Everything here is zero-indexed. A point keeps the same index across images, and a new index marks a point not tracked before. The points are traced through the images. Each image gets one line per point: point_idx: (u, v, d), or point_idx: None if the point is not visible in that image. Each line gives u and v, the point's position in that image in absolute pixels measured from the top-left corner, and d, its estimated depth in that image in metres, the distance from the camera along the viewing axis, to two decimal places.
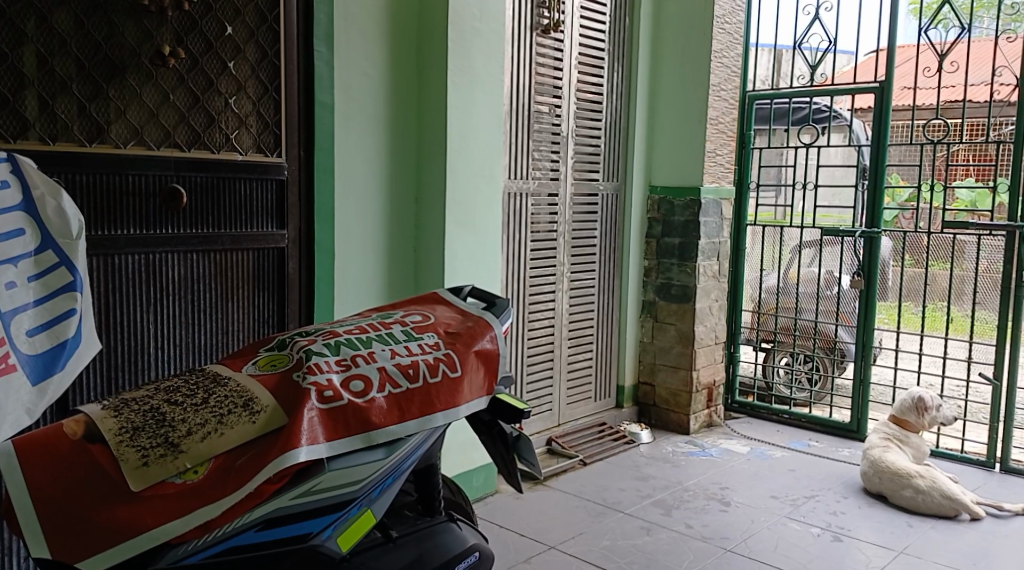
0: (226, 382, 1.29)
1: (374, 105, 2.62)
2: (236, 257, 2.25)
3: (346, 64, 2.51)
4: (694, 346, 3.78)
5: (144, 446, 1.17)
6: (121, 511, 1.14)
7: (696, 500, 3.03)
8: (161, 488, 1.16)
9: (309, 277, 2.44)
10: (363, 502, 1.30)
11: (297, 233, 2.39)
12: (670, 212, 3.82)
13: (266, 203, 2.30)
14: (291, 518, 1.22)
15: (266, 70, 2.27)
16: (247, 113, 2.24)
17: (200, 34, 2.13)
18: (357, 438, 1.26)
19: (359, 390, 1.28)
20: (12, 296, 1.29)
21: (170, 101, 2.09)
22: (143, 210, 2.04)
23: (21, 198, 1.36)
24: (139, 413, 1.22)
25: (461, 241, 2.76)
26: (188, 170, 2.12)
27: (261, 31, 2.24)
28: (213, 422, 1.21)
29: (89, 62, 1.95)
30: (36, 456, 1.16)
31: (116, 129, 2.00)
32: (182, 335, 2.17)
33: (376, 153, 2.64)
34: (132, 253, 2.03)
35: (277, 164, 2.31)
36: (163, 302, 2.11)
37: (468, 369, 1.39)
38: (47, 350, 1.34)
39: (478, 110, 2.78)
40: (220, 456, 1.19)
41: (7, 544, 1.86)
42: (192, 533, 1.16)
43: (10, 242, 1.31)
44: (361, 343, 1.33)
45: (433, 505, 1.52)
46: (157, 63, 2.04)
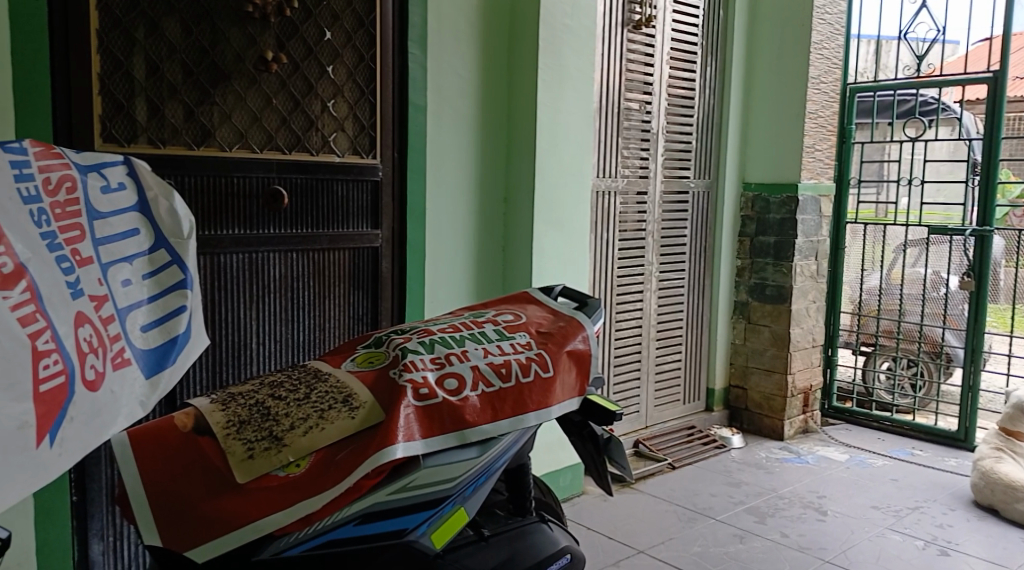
0: (327, 377, 1.32)
1: (467, 104, 2.63)
2: (333, 256, 2.32)
3: (438, 66, 2.52)
4: (790, 348, 3.67)
5: (250, 439, 1.20)
6: (227, 502, 1.17)
7: (792, 508, 2.94)
8: (265, 480, 1.19)
9: (401, 277, 2.48)
10: (457, 500, 1.30)
11: (390, 232, 2.44)
12: (765, 210, 3.71)
13: (361, 204, 2.36)
14: (387, 513, 1.23)
15: (362, 73, 2.33)
16: (344, 117, 2.31)
17: (301, 39, 2.20)
18: (451, 436, 1.26)
19: (453, 388, 1.28)
20: (127, 294, 1.14)
21: (272, 105, 2.16)
22: (247, 210, 2.11)
23: (135, 199, 1.22)
24: (245, 406, 1.25)
25: (549, 240, 2.75)
26: (289, 172, 2.19)
27: (358, 35, 2.31)
28: (314, 417, 1.24)
29: (197, 67, 2.03)
30: (149, 447, 1.21)
31: (222, 133, 2.08)
32: (281, 332, 2.24)
33: (467, 152, 2.65)
34: (237, 252, 2.11)
35: (372, 166, 2.37)
36: (263, 299, 2.18)
37: (560, 369, 1.38)
38: (159, 346, 1.19)
39: (568, 107, 2.76)
40: (321, 450, 1.22)
41: (119, 529, 1.96)
42: (294, 525, 1.19)
43: (124, 240, 1.17)
44: (455, 342, 1.34)
45: (524, 505, 1.51)
46: (260, 68, 2.11)
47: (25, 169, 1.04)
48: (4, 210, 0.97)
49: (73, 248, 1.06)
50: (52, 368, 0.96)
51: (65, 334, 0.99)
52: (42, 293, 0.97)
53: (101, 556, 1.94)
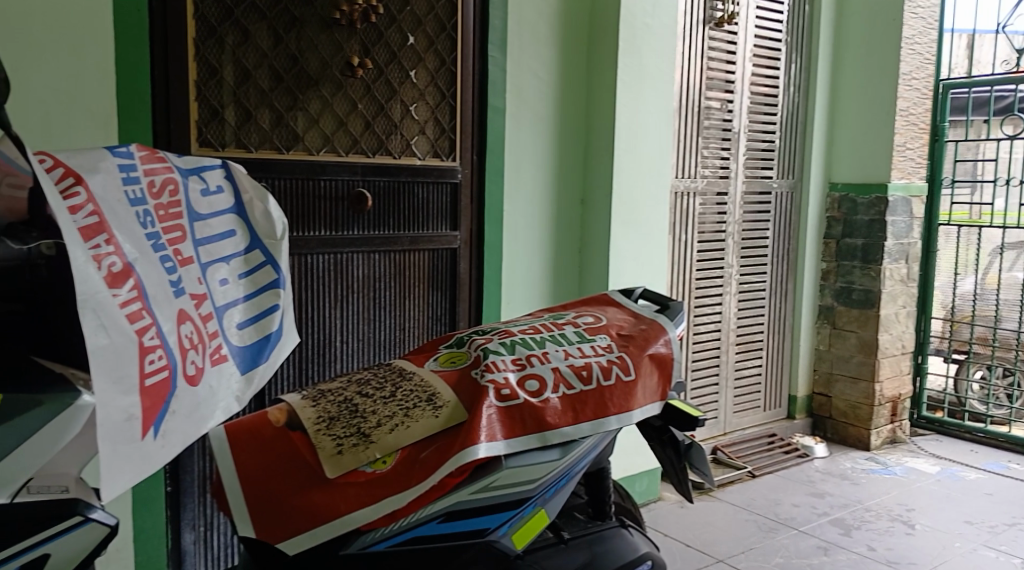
0: (411, 376, 1.34)
1: (547, 106, 2.63)
2: (413, 257, 2.38)
3: (520, 68, 2.53)
4: (878, 355, 3.55)
5: (339, 435, 1.23)
6: (318, 496, 1.21)
7: (879, 520, 2.85)
8: (353, 476, 1.21)
9: (478, 277, 2.52)
10: (539, 501, 1.30)
11: (467, 233, 2.48)
12: (852, 211, 3.61)
13: (440, 206, 2.42)
14: (469, 512, 1.24)
15: (443, 77, 2.38)
16: (425, 119, 2.36)
17: (385, 45, 2.26)
18: (532, 437, 1.26)
19: (534, 390, 1.28)
20: (224, 292, 1.18)
21: (357, 110, 2.23)
22: (333, 212, 2.18)
23: (232, 201, 1.26)
24: (334, 403, 1.29)
25: (627, 241, 2.73)
26: (372, 174, 2.26)
27: (440, 39, 2.36)
28: (400, 415, 1.26)
29: (286, 74, 2.10)
30: (245, 441, 1.26)
31: (310, 137, 2.15)
32: (363, 330, 2.30)
33: (546, 153, 2.65)
34: (322, 253, 2.17)
35: (451, 168, 2.42)
36: (348, 298, 2.25)
37: (642, 372, 1.36)
38: (254, 343, 1.23)
39: (649, 107, 2.74)
40: (406, 448, 1.24)
41: (209, 520, 2.04)
42: (380, 521, 1.21)
43: (221, 241, 1.21)
44: (536, 343, 1.34)
45: (604, 509, 1.50)
46: (347, 74, 2.18)
47: (132, 173, 1.08)
48: (114, 212, 1.01)
49: (174, 248, 1.10)
50: (157, 362, 1.00)
51: (168, 330, 1.03)
52: (147, 292, 1.01)
53: (193, 545, 2.02)
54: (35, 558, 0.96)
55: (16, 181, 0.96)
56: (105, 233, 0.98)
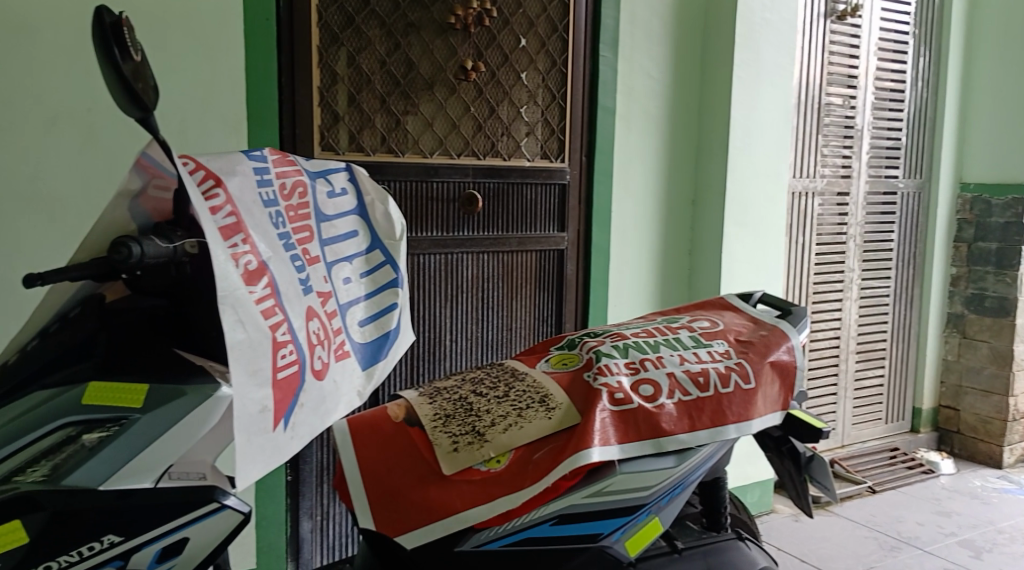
0: (524, 376, 1.34)
1: (658, 106, 2.58)
2: (521, 258, 2.40)
3: (632, 67, 2.50)
4: (1013, 367, 3.33)
5: (455, 433, 1.25)
6: (434, 492, 1.22)
7: (1014, 544, 2.67)
8: (468, 474, 1.22)
9: (586, 279, 2.51)
10: (653, 509, 1.28)
11: (576, 235, 2.48)
12: (986, 213, 3.39)
13: (549, 208, 2.43)
14: (582, 516, 1.23)
15: (555, 78, 2.40)
16: (535, 121, 2.39)
17: (498, 48, 2.30)
18: (647, 443, 1.23)
19: (649, 395, 1.26)
20: (346, 291, 1.22)
21: (469, 112, 2.27)
22: (444, 213, 2.24)
23: (355, 203, 1.29)
24: (450, 401, 1.31)
25: (741, 242, 2.66)
26: (483, 177, 2.30)
27: (552, 40, 2.38)
28: (513, 415, 1.26)
29: (402, 78, 2.16)
30: (365, 436, 1.29)
31: (425, 140, 2.21)
32: (472, 330, 2.35)
33: (657, 152, 2.59)
34: (434, 253, 2.23)
35: (560, 169, 2.43)
36: (458, 298, 2.30)
37: (762, 381, 1.32)
38: (374, 340, 1.26)
39: (766, 105, 2.65)
40: (519, 448, 1.23)
41: (324, 509, 2.11)
42: (494, 520, 1.20)
43: (345, 241, 1.24)
44: (650, 347, 1.32)
45: (719, 521, 1.45)
46: (460, 78, 2.23)
47: (265, 175, 1.13)
48: (249, 212, 1.06)
49: (303, 247, 1.15)
50: (288, 357, 1.04)
51: (298, 326, 1.07)
52: (280, 289, 1.05)
53: (309, 533, 2.09)
54: (176, 542, 1.01)
55: (162, 183, 1.00)
56: (242, 233, 1.02)
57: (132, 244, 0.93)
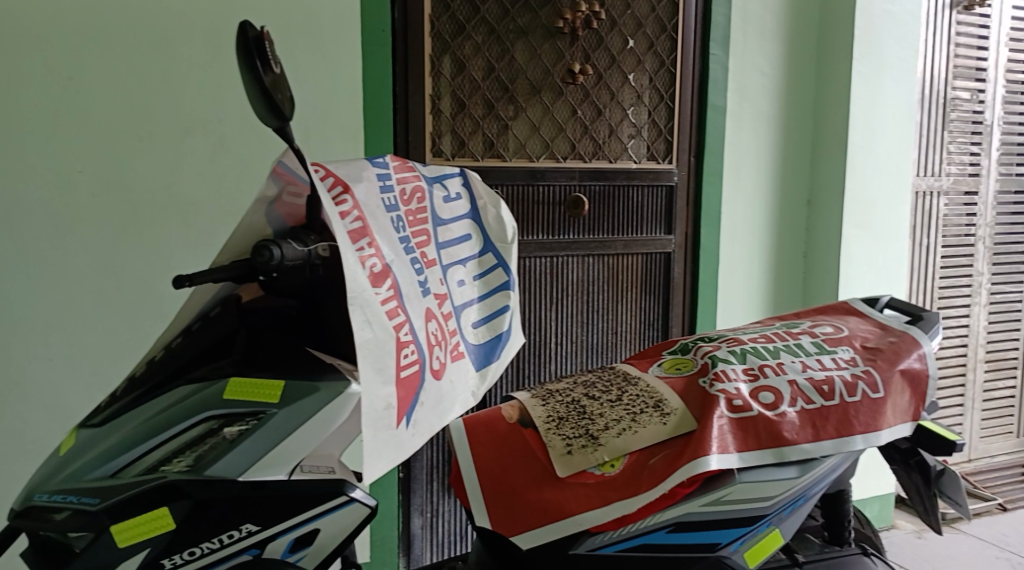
0: (637, 381, 1.32)
1: (772, 104, 2.50)
2: (627, 261, 2.39)
3: (744, 65, 2.43)
4: None
5: (568, 435, 1.25)
6: (549, 494, 1.22)
7: None
8: (582, 477, 1.21)
9: (694, 283, 2.47)
10: (773, 520, 1.24)
11: (683, 237, 2.45)
12: None
13: (656, 209, 2.41)
14: (700, 525, 1.20)
15: (663, 79, 2.37)
16: (642, 123, 2.37)
17: (605, 50, 2.30)
18: (767, 452, 1.20)
19: (769, 402, 1.22)
20: (461, 293, 1.24)
21: (576, 115, 2.28)
22: (551, 216, 2.25)
23: (469, 207, 1.31)
24: (563, 403, 1.31)
25: (860, 244, 2.55)
26: (590, 179, 2.30)
27: (661, 40, 2.36)
28: (627, 419, 1.25)
29: (510, 84, 2.18)
30: (480, 435, 1.30)
31: (532, 144, 2.23)
32: (577, 333, 2.35)
33: (770, 152, 2.52)
34: (540, 256, 2.25)
35: (668, 170, 2.40)
36: (563, 300, 2.31)
37: (892, 390, 1.26)
38: (488, 342, 1.27)
39: (888, 101, 2.52)
40: (634, 453, 1.22)
41: (433, 507, 2.15)
42: (610, 524, 1.20)
43: (460, 244, 1.26)
44: (769, 353, 1.28)
45: (842, 535, 1.41)
46: (567, 81, 2.23)
47: (388, 181, 1.16)
48: (373, 216, 1.10)
49: (421, 251, 1.17)
50: (410, 357, 1.07)
51: (418, 327, 1.10)
52: (402, 291, 1.08)
53: (420, 529, 2.14)
54: (308, 532, 1.05)
55: (296, 190, 1.06)
56: (368, 237, 1.06)
57: (273, 248, 0.98)
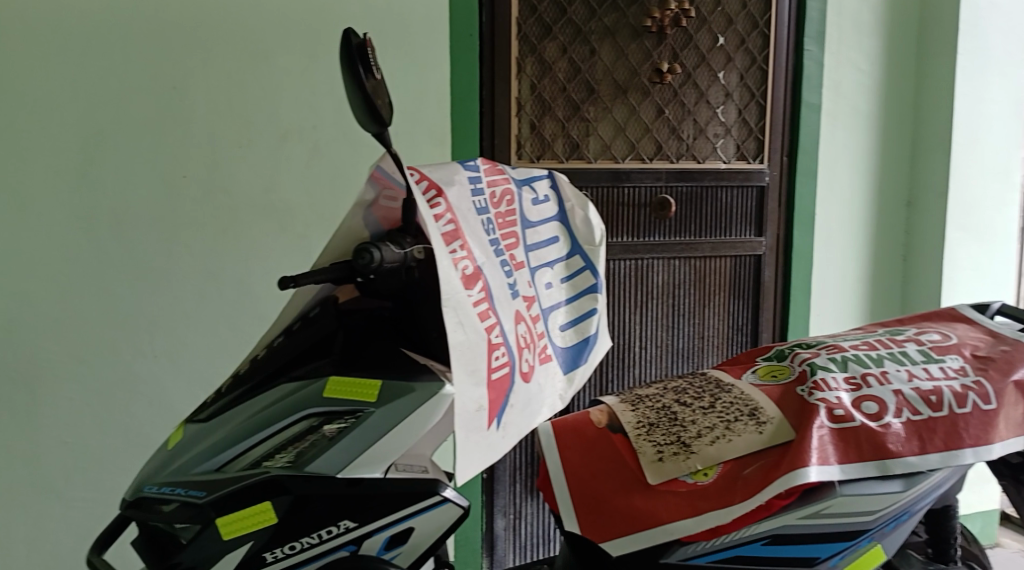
0: (730, 388, 1.29)
1: (869, 101, 2.41)
2: (715, 264, 2.34)
3: (839, 61, 2.36)
4: None
5: (659, 442, 1.23)
6: (640, 501, 1.20)
7: None
8: (674, 485, 1.19)
9: (785, 287, 2.41)
10: (876, 535, 1.19)
11: (774, 239, 2.39)
12: None
13: (746, 211, 2.36)
14: (798, 538, 1.16)
15: (754, 76, 2.32)
16: (732, 122, 2.32)
17: (695, 48, 2.26)
18: (870, 465, 1.15)
19: (873, 412, 1.18)
20: (549, 295, 1.23)
21: (664, 115, 2.24)
22: (636, 218, 2.23)
23: (557, 209, 1.30)
24: (654, 409, 1.29)
25: (965, 247, 2.43)
26: (676, 180, 2.26)
27: (752, 37, 2.30)
28: (721, 427, 1.23)
29: (597, 84, 2.17)
30: (569, 439, 1.28)
31: (617, 145, 2.22)
32: (662, 337, 2.32)
33: (867, 151, 2.43)
34: (625, 259, 2.23)
35: (759, 170, 2.35)
36: (648, 303, 2.28)
37: (1004, 402, 1.20)
38: (575, 345, 1.26)
39: (997, 96, 2.39)
40: (728, 462, 1.19)
41: (516, 508, 2.15)
42: (702, 534, 1.17)
43: (547, 247, 1.26)
44: (872, 361, 1.23)
45: (947, 552, 1.35)
46: (655, 80, 2.21)
47: (478, 185, 1.17)
48: (464, 219, 1.10)
49: (510, 253, 1.17)
50: (500, 359, 1.07)
51: (508, 329, 1.10)
52: (492, 293, 1.09)
53: (502, 531, 2.14)
54: (403, 530, 1.06)
55: (392, 194, 1.08)
56: (460, 239, 1.07)
57: (373, 251, 1.00)
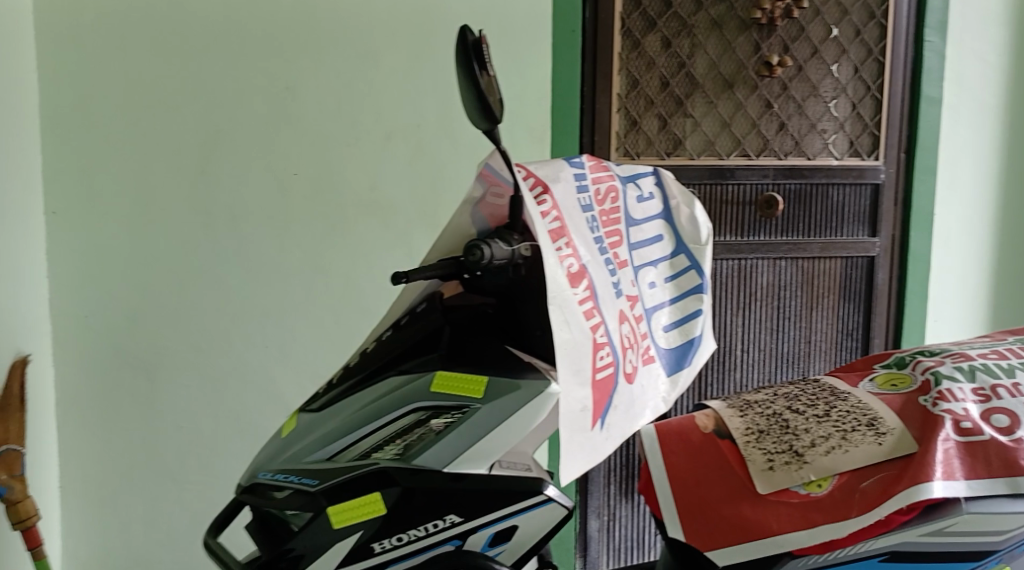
0: (846, 396, 1.24)
1: (996, 94, 2.27)
2: (825, 265, 2.26)
3: (964, 52, 2.23)
4: None
5: (770, 450, 1.19)
6: (749, 511, 1.16)
7: None
8: (786, 496, 1.15)
9: (900, 290, 2.30)
10: (1004, 557, 1.12)
11: (889, 240, 2.28)
12: None
13: (859, 210, 2.26)
14: (917, 556, 1.11)
15: (870, 69, 2.22)
16: (846, 117, 2.23)
17: (807, 40, 2.18)
18: (1000, 482, 1.08)
19: (1004, 426, 1.10)
20: (652, 295, 1.21)
21: (772, 110, 2.17)
22: (741, 216, 2.17)
23: (662, 207, 1.27)
24: (764, 416, 1.25)
25: None
26: (785, 178, 2.19)
27: (868, 28, 2.20)
28: (837, 436, 1.17)
29: (702, 79, 2.12)
30: (674, 443, 1.25)
31: (722, 141, 2.16)
32: (766, 341, 2.25)
33: (992, 147, 2.29)
34: (728, 258, 2.17)
35: (873, 167, 2.24)
36: (753, 305, 2.22)
37: None
38: (679, 347, 1.23)
39: None
40: (845, 474, 1.14)
41: (610, 510, 2.13)
42: (815, 548, 1.13)
43: (651, 245, 1.23)
44: (1003, 372, 1.16)
45: None
46: (763, 74, 2.14)
47: (584, 181, 1.16)
48: (569, 216, 1.09)
49: (614, 251, 1.16)
50: (606, 359, 1.05)
51: (613, 329, 1.09)
52: (597, 292, 1.07)
53: (596, 531, 2.13)
54: (506, 528, 1.06)
55: (498, 191, 1.08)
56: (565, 237, 1.06)
57: (483, 247, 1.01)
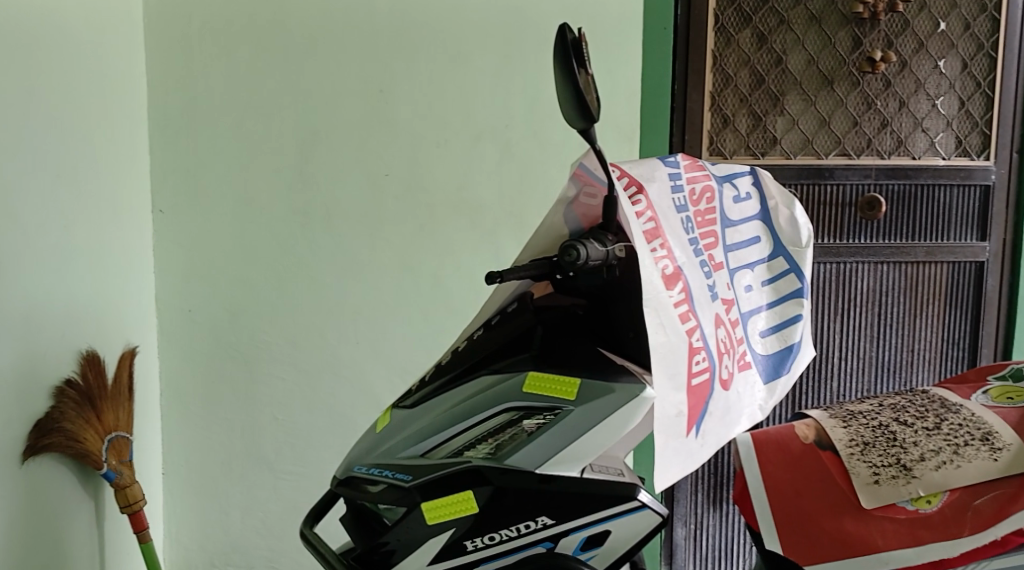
0: (958, 409, 1.17)
1: None
2: (929, 270, 2.16)
3: None
4: None
5: (876, 463, 1.13)
6: (852, 524, 1.11)
7: None
8: (892, 512, 1.09)
9: (1011, 297, 2.18)
10: None
11: (1000, 245, 2.16)
12: None
13: (968, 212, 2.15)
14: None
15: (980, 64, 2.11)
16: (953, 114, 2.12)
17: (913, 34, 2.08)
18: None
19: None
20: (748, 299, 1.18)
21: (874, 108, 2.08)
22: (839, 218, 2.10)
23: (759, 207, 1.22)
24: (868, 428, 1.19)
25: None
26: (887, 178, 2.11)
27: (979, 21, 2.10)
28: (948, 450, 1.12)
29: (799, 76, 2.06)
30: (771, 453, 1.20)
31: (820, 140, 2.09)
32: (866, 348, 2.17)
33: None
34: (824, 262, 2.10)
35: (983, 167, 2.14)
36: (851, 312, 2.14)
37: None
38: (776, 353, 1.19)
39: None
40: (956, 489, 1.08)
41: (697, 518, 2.09)
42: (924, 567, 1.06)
43: (748, 247, 1.19)
44: None
45: None
46: (865, 70, 2.06)
47: (679, 181, 1.13)
48: (664, 216, 1.07)
49: (709, 254, 1.13)
50: (701, 364, 1.03)
51: (709, 334, 1.06)
52: (693, 296, 1.05)
53: (683, 540, 2.09)
54: (599, 533, 1.05)
55: (592, 191, 1.07)
56: (661, 238, 1.03)
57: (578, 248, 1.00)
